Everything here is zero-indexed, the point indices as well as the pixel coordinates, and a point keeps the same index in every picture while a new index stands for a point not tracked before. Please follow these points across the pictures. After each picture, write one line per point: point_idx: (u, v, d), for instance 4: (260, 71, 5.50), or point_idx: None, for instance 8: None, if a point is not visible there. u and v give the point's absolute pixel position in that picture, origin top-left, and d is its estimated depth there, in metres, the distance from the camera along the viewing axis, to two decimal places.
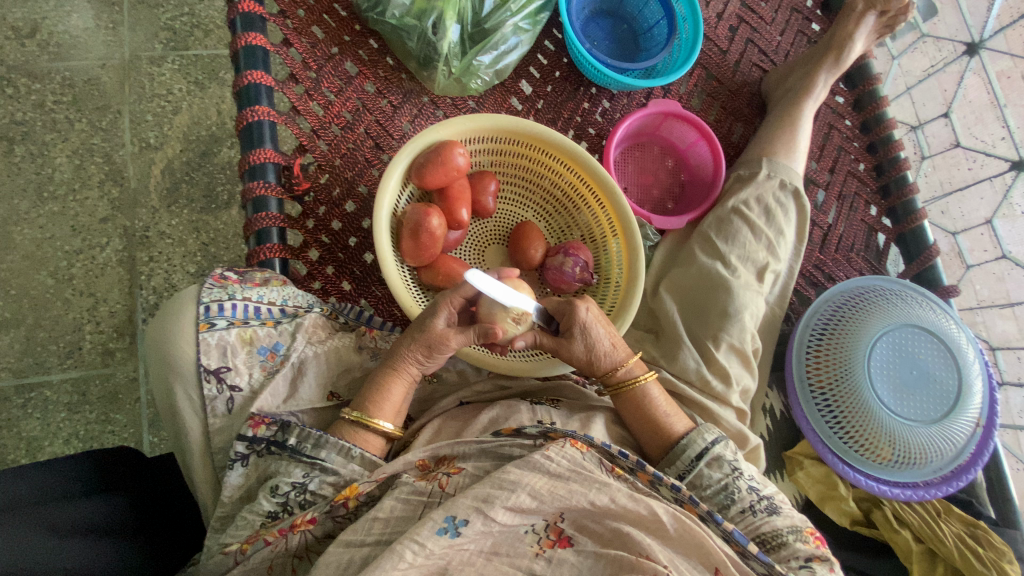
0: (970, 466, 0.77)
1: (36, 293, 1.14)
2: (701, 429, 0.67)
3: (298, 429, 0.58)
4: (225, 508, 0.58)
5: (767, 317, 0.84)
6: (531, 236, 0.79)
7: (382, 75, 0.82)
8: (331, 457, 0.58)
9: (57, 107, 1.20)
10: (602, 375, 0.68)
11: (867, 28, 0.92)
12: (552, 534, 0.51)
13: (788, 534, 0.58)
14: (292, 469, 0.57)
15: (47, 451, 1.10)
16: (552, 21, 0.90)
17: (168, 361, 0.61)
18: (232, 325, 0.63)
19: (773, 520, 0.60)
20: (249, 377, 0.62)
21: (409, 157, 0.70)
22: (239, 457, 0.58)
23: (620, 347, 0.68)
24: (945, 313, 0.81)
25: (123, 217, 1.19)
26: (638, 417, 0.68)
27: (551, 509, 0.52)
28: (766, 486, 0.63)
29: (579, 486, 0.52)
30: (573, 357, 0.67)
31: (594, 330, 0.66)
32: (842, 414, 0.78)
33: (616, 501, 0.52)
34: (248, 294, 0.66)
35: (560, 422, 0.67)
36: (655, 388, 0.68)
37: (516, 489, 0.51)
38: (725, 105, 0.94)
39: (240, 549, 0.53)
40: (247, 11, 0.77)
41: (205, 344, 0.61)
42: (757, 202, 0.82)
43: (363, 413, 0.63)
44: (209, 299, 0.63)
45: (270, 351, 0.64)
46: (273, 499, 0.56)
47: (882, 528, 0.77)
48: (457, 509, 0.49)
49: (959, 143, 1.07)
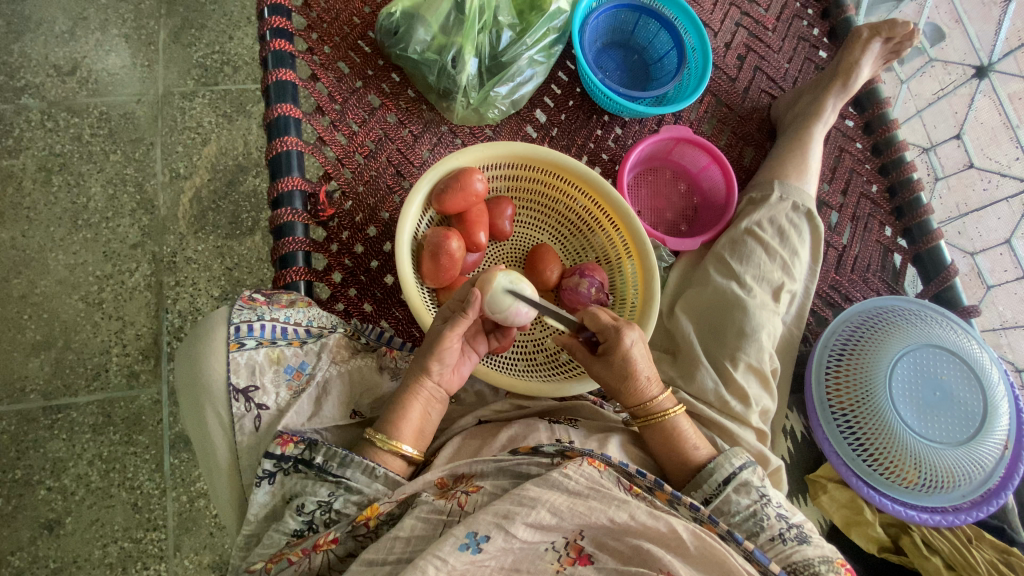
0: (1000, 491, 0.74)
1: (67, 316, 1.19)
2: (727, 454, 0.68)
3: (325, 447, 0.60)
4: (251, 526, 0.59)
5: (784, 338, 0.83)
6: (547, 258, 0.80)
7: (404, 106, 0.86)
8: (356, 476, 0.60)
9: (94, 140, 1.26)
10: (637, 404, 0.68)
11: (873, 55, 0.94)
12: (572, 552, 0.52)
13: (819, 564, 0.59)
14: (318, 488, 0.59)
15: (71, 472, 1.13)
16: (566, 53, 0.94)
17: (199, 379, 0.63)
18: (260, 344, 0.65)
19: (804, 549, 0.60)
20: (276, 396, 0.64)
21: (429, 184, 0.72)
22: (266, 474, 0.59)
23: (655, 382, 0.68)
24: (967, 334, 0.79)
25: (152, 243, 1.24)
26: (664, 448, 0.68)
27: (571, 527, 0.52)
28: (794, 514, 0.64)
29: (598, 503, 0.53)
30: (612, 381, 0.68)
31: (636, 356, 0.66)
32: (864, 435, 0.76)
33: (637, 518, 0.52)
34: (276, 315, 0.68)
35: (578, 441, 0.68)
36: (685, 420, 0.69)
37: (536, 506, 0.52)
38: (735, 130, 0.96)
39: (265, 567, 0.56)
40: (278, 49, 0.81)
41: (235, 364, 0.63)
42: (770, 223, 0.83)
43: (387, 435, 0.64)
44: (239, 319, 0.65)
45: (296, 370, 0.66)
46: (299, 517, 0.58)
47: (911, 554, 0.74)
48: (478, 525, 0.50)
49: (973, 163, 1.09)
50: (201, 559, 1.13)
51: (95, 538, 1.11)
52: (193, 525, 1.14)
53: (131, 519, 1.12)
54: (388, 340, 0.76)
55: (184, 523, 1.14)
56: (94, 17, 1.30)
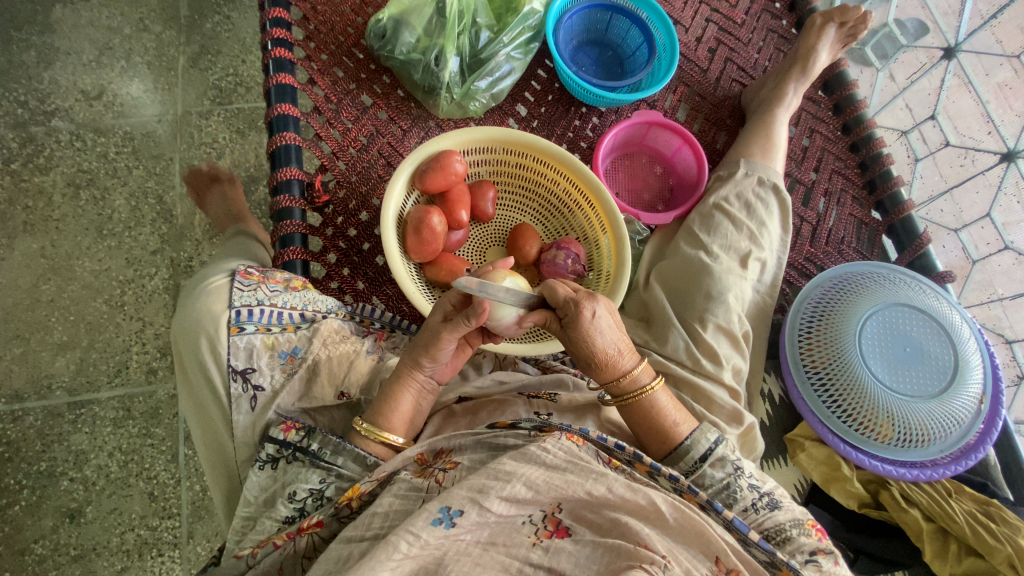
0: (979, 445, 0.75)
1: (91, 318, 1.28)
2: (703, 429, 0.70)
3: (320, 435, 0.66)
4: (250, 510, 0.64)
5: (757, 305, 0.85)
6: (527, 235, 0.86)
7: (394, 104, 0.94)
8: (347, 464, 0.66)
9: (119, 157, 1.37)
10: (612, 380, 0.68)
11: (830, 40, 0.99)
12: (550, 525, 0.55)
13: (790, 528, 0.64)
14: (310, 475, 0.64)
15: (93, 463, 1.20)
16: (544, 52, 1.01)
17: (204, 358, 0.69)
18: (258, 330, 0.71)
19: (775, 514, 0.65)
20: (271, 377, 0.70)
21: (411, 165, 0.78)
22: (269, 458, 0.65)
23: (628, 354, 0.68)
24: (938, 294, 0.81)
25: (170, 249, 1.34)
26: (644, 424, 0.70)
27: (547, 500, 0.56)
28: (765, 482, 0.68)
29: (575, 476, 0.57)
30: (582, 358, 0.67)
31: (597, 329, 0.65)
32: (839, 393, 0.78)
33: (614, 491, 0.56)
34: (275, 300, 0.73)
35: (556, 415, 0.73)
36: (664, 395, 0.70)
37: (512, 480, 0.55)
38: (708, 117, 1.02)
39: (252, 552, 0.60)
40: (279, 56, 0.90)
41: (236, 347, 0.69)
42: (738, 198, 0.87)
43: (374, 425, 0.68)
44: (240, 303, 0.71)
45: (290, 354, 0.72)
46: (291, 505, 0.63)
47: (890, 508, 0.75)
48: (452, 500, 0.53)
49: (949, 141, 1.12)
50: (214, 545, 1.19)
51: (114, 526, 1.17)
52: (206, 514, 1.20)
53: (148, 507, 1.18)
54: (381, 318, 0.82)
55: (197, 511, 1.20)
56: (119, 46, 1.42)
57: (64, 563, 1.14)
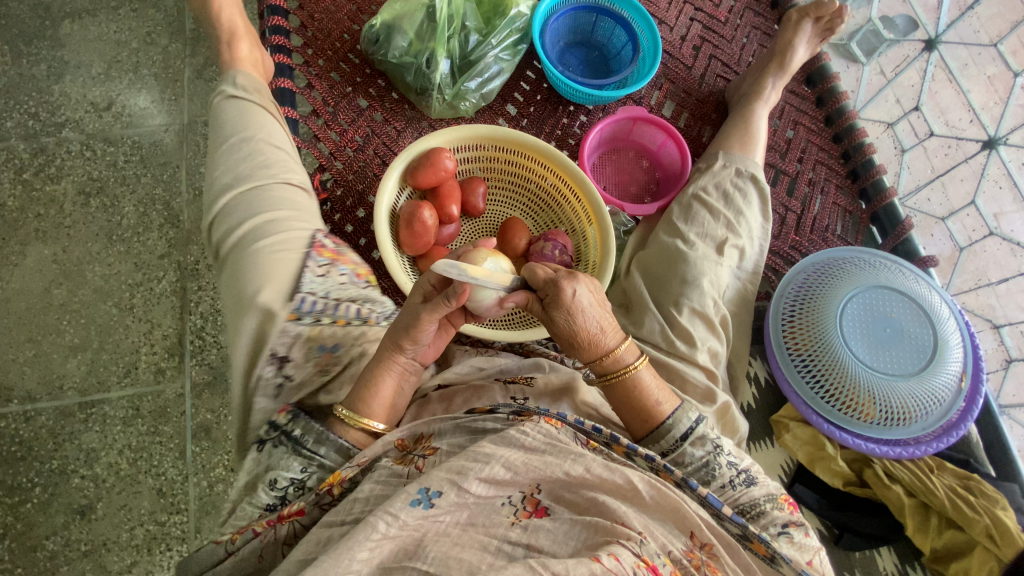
0: (959, 423, 0.77)
1: (101, 321, 1.32)
2: (685, 408, 0.71)
3: (305, 422, 0.66)
4: (234, 495, 0.65)
5: (740, 292, 0.88)
6: (516, 228, 0.89)
7: (388, 106, 0.98)
8: (328, 453, 0.65)
9: (128, 166, 1.42)
10: (596, 358, 0.69)
11: (807, 35, 1.02)
12: (529, 505, 0.55)
13: (764, 502, 0.67)
14: (291, 464, 0.64)
15: (103, 461, 1.23)
16: (532, 54, 1.05)
17: (256, 333, 0.68)
18: (315, 322, 0.70)
19: (751, 490, 0.68)
20: (303, 370, 0.70)
21: (404, 163, 0.82)
22: (261, 440, 0.66)
23: (611, 332, 0.69)
24: (919, 277, 0.83)
25: (178, 253, 1.38)
26: (628, 405, 0.70)
27: (526, 481, 0.56)
28: (742, 459, 0.70)
29: (554, 458, 0.57)
30: (563, 337, 0.68)
31: (580, 308, 0.67)
32: (824, 374, 0.80)
33: (592, 471, 0.57)
34: (341, 295, 0.73)
35: (534, 399, 0.75)
36: (647, 373, 0.70)
37: (490, 462, 0.55)
38: (693, 112, 1.05)
39: (230, 539, 0.61)
40: (278, 62, 0.94)
41: (284, 332, 0.68)
42: (715, 188, 0.90)
43: (356, 412, 0.68)
44: (309, 290, 0.70)
45: (328, 350, 0.71)
46: (272, 492, 0.63)
47: (874, 485, 0.79)
48: (431, 482, 0.53)
49: (935, 131, 1.15)
50: None
51: (123, 521, 1.20)
52: (213, 509, 1.22)
53: (157, 503, 1.22)
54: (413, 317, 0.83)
55: (204, 507, 1.23)
56: (127, 59, 1.48)
57: (75, 558, 1.17)
